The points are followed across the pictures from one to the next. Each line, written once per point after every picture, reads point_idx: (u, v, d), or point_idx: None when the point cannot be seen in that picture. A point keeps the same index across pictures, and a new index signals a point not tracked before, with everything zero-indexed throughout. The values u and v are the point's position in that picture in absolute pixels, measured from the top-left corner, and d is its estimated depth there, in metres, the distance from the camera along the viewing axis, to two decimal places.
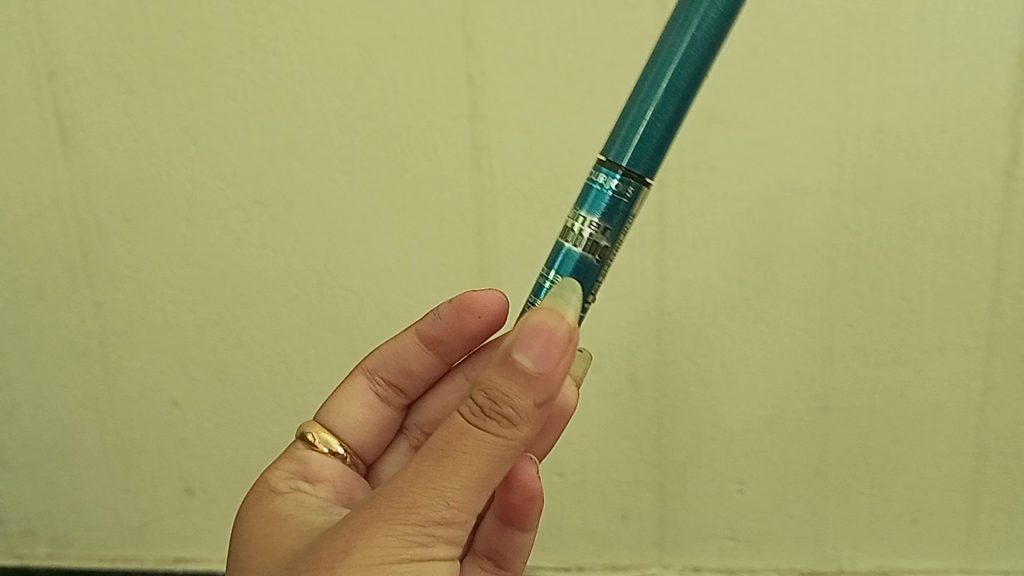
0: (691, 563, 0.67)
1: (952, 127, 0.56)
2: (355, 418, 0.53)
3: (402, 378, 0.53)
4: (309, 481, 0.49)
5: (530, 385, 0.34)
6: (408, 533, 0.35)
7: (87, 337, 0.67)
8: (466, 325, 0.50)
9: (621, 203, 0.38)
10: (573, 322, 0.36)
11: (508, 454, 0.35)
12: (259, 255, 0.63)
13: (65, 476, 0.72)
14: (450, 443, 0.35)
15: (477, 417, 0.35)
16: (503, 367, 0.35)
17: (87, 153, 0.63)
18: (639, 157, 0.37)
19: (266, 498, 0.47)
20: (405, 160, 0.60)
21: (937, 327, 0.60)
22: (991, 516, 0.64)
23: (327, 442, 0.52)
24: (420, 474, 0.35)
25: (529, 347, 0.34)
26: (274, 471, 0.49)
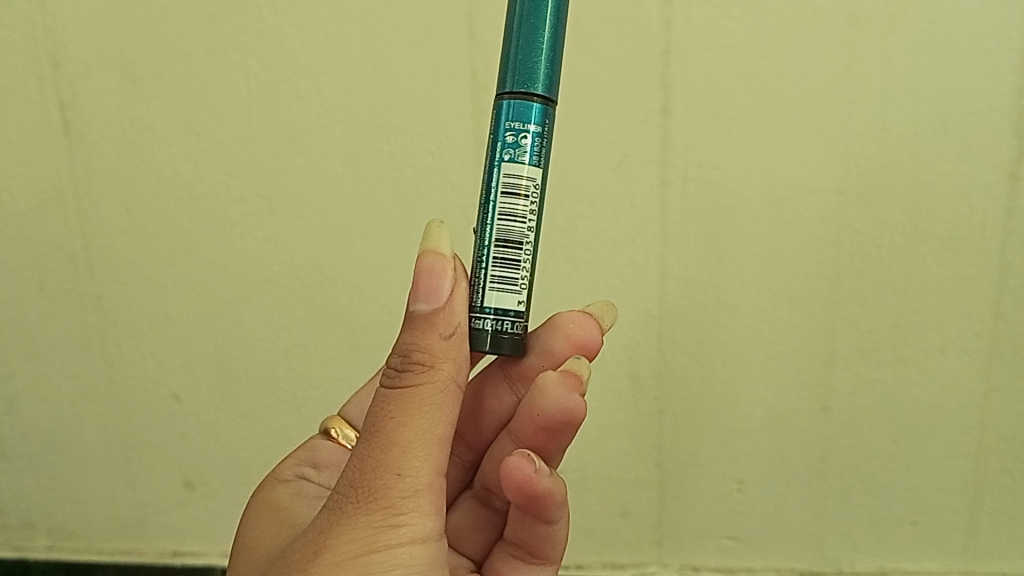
0: (690, 562, 0.67)
1: (957, 127, 0.56)
2: None
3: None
4: (316, 468, 0.51)
5: (430, 324, 0.36)
6: (374, 518, 0.36)
7: (88, 329, 0.67)
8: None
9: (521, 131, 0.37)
10: (450, 253, 0.37)
11: (442, 400, 0.37)
12: (262, 249, 0.63)
13: (65, 467, 0.72)
14: (380, 413, 0.37)
15: (398, 379, 0.37)
16: (408, 323, 0.37)
17: (89, 145, 0.62)
18: (525, 78, 0.37)
19: (266, 487, 0.50)
20: (408, 155, 0.60)
21: (939, 328, 0.60)
22: (991, 517, 0.64)
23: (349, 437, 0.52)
24: (364, 458, 0.36)
25: (416, 293, 0.36)
26: (285, 461, 0.51)
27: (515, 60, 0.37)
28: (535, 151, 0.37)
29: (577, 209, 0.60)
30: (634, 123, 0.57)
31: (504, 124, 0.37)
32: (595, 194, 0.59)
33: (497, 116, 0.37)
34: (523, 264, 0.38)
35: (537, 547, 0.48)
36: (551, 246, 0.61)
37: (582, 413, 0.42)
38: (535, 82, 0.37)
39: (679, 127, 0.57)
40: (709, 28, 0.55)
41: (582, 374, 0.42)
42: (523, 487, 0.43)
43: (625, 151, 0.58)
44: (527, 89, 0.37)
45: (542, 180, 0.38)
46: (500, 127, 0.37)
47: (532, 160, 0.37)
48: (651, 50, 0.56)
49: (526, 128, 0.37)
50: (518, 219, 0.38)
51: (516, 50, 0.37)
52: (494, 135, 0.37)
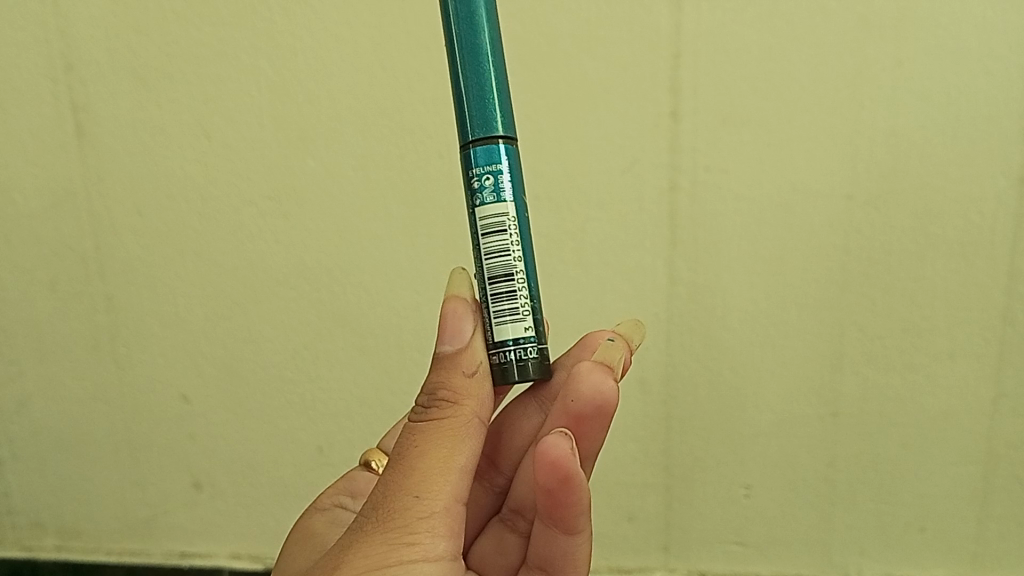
0: (697, 567, 0.67)
1: (966, 133, 0.56)
2: None
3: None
4: (354, 496, 0.53)
5: (454, 362, 0.37)
6: (389, 538, 0.36)
7: (98, 330, 0.68)
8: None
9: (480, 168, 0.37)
10: (470, 296, 0.39)
11: (464, 435, 0.37)
12: (271, 251, 0.63)
13: (74, 467, 0.72)
14: (406, 442, 0.38)
15: (426, 413, 0.38)
16: (435, 363, 0.38)
17: (102, 146, 0.63)
18: (475, 119, 0.37)
19: (308, 515, 0.52)
20: (418, 157, 0.60)
21: (948, 333, 0.60)
22: (999, 525, 0.63)
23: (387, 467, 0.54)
24: (388, 482, 0.37)
25: (442, 334, 0.38)
26: (324, 491, 0.54)
27: (464, 109, 0.37)
28: (499, 187, 0.37)
29: (585, 213, 0.60)
30: (644, 126, 0.58)
31: (465, 174, 0.37)
32: (604, 198, 0.59)
33: (463, 164, 0.37)
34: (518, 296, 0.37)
35: (559, 567, 0.45)
36: (561, 250, 0.61)
37: (614, 398, 0.42)
38: (484, 125, 0.37)
39: (688, 131, 0.57)
40: (719, 32, 0.55)
41: (615, 358, 0.43)
42: (559, 463, 0.39)
43: (635, 154, 0.58)
44: (479, 130, 0.37)
45: (521, 212, 0.37)
46: (466, 175, 0.37)
47: (500, 195, 0.37)
48: (661, 54, 0.56)
49: (480, 171, 0.37)
50: (499, 256, 0.37)
51: (460, 98, 0.37)
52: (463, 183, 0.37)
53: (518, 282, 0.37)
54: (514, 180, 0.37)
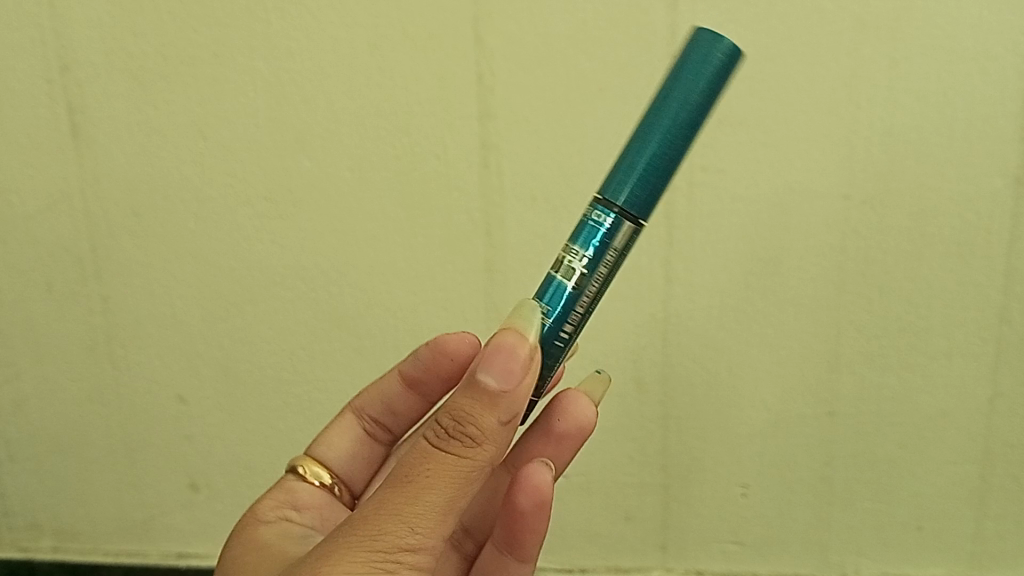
0: (694, 566, 0.68)
1: (963, 133, 0.56)
2: (345, 451, 0.54)
3: (388, 416, 0.55)
4: (297, 509, 0.51)
5: (493, 404, 0.36)
6: (373, 560, 0.35)
7: (95, 331, 0.68)
8: (443, 366, 0.51)
9: (619, 244, 0.38)
10: (535, 341, 0.37)
11: (472, 474, 0.36)
12: (268, 253, 0.63)
13: (71, 469, 0.72)
14: (415, 465, 0.36)
15: (442, 441, 0.36)
16: (466, 389, 0.36)
17: (97, 148, 0.62)
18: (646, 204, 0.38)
19: (251, 528, 0.50)
20: (415, 159, 0.60)
21: (945, 334, 0.60)
22: (995, 523, 0.64)
23: (317, 474, 0.54)
24: (385, 501, 0.36)
25: (490, 366, 0.36)
26: (261, 502, 0.51)
27: (646, 190, 0.38)
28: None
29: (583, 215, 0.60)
30: None
31: (616, 242, 0.38)
32: None
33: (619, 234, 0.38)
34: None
35: None
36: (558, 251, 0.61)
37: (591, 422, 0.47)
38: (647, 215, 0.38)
39: None
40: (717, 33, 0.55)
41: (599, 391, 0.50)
42: None
43: None
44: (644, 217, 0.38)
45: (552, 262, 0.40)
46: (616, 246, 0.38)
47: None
48: (656, 54, 0.56)
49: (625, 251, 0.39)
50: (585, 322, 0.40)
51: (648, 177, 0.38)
52: (612, 250, 0.38)
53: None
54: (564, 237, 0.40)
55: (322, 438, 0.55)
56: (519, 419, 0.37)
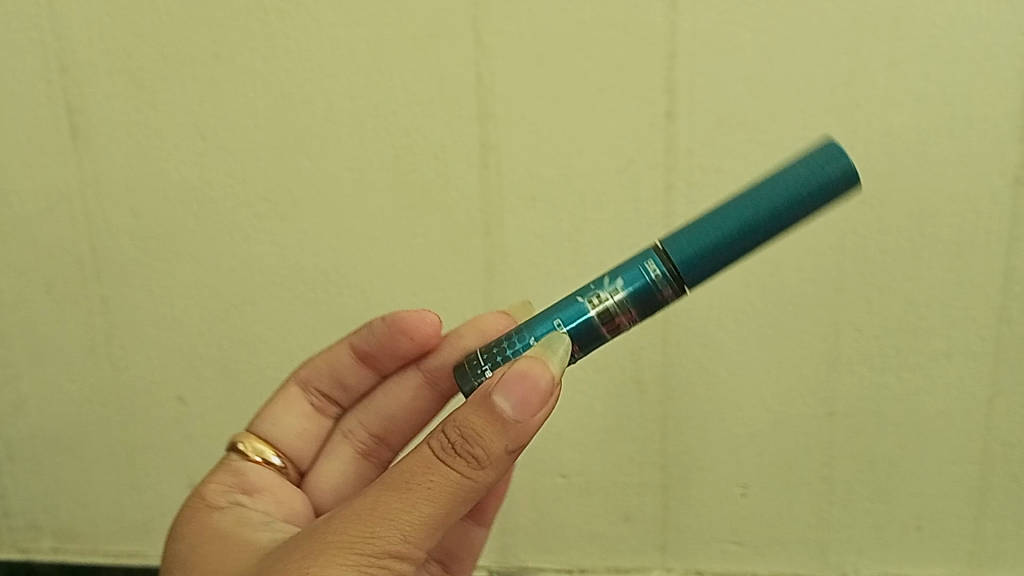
0: (694, 566, 0.68)
1: (962, 133, 0.56)
2: (292, 427, 0.53)
3: (335, 388, 0.53)
4: (246, 493, 0.47)
5: (504, 430, 0.35)
6: (364, 562, 0.35)
7: (94, 332, 0.68)
8: (398, 343, 0.50)
9: (655, 295, 0.40)
10: (555, 371, 0.37)
11: (470, 494, 0.36)
12: (268, 254, 0.63)
13: (71, 469, 0.72)
14: (416, 473, 0.36)
15: (446, 454, 0.36)
16: (477, 406, 0.36)
17: (97, 148, 0.62)
18: (694, 272, 0.39)
19: (201, 516, 0.44)
20: (414, 159, 0.60)
21: (944, 333, 0.60)
22: (995, 523, 0.64)
23: (259, 451, 0.51)
24: (380, 503, 0.36)
25: (509, 392, 0.35)
26: (207, 485, 0.47)
27: (700, 261, 0.39)
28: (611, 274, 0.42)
29: (582, 215, 0.60)
30: (640, 126, 0.57)
31: (655, 295, 0.40)
32: (600, 199, 0.59)
33: (660, 287, 0.40)
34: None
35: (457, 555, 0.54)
36: (557, 251, 0.61)
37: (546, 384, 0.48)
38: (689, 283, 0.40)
39: (684, 131, 0.57)
40: (716, 32, 0.55)
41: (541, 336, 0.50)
42: None
43: (630, 155, 0.58)
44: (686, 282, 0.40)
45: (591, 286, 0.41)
46: (653, 298, 0.40)
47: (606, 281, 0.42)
48: (655, 54, 0.56)
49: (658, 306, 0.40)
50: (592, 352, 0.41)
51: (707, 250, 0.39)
52: (647, 299, 0.40)
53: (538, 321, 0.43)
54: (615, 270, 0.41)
55: (267, 414, 0.53)
56: (524, 448, 0.37)
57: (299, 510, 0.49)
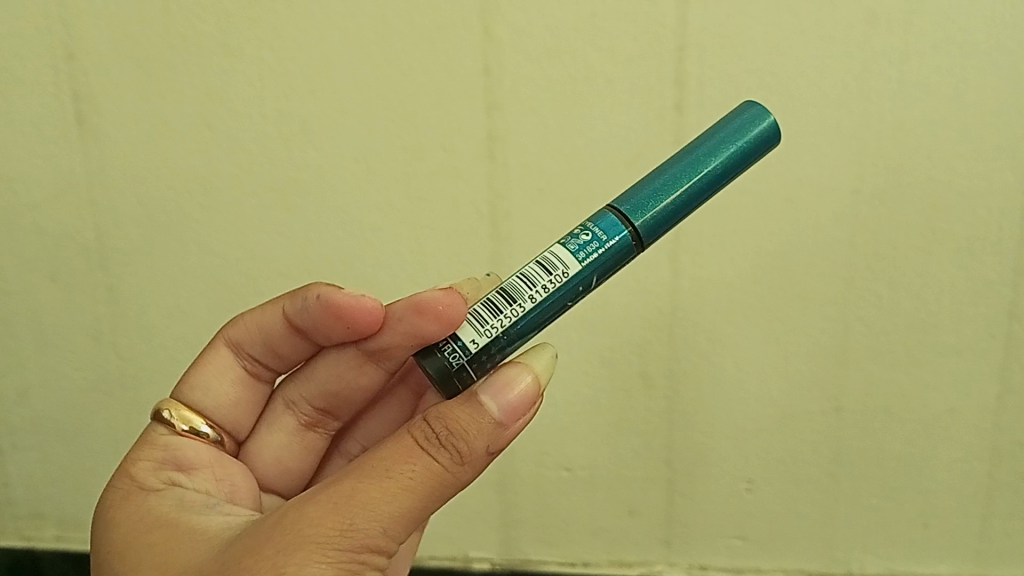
0: (698, 561, 0.68)
1: (975, 129, 0.55)
2: (225, 397, 0.49)
3: (268, 355, 0.49)
4: (182, 470, 0.45)
5: (488, 431, 0.37)
6: (343, 555, 0.34)
7: (99, 321, 0.67)
8: (333, 327, 0.44)
9: (621, 264, 0.39)
10: (540, 371, 0.39)
11: (448, 490, 0.37)
12: (274, 243, 0.63)
13: (75, 457, 0.72)
14: (399, 461, 0.36)
15: (430, 445, 0.36)
16: (463, 404, 0.37)
17: (103, 136, 0.62)
18: (655, 234, 0.39)
19: (135, 498, 0.43)
20: (421, 150, 0.59)
21: (954, 330, 0.59)
22: (1003, 521, 0.64)
23: (187, 419, 0.47)
24: (359, 491, 0.35)
25: (497, 395, 0.37)
26: (137, 464, 0.44)
27: (660, 223, 0.39)
28: (589, 255, 0.38)
29: (589, 208, 0.60)
30: (649, 120, 0.57)
31: (624, 262, 0.39)
32: (607, 190, 0.59)
33: (627, 250, 0.39)
34: (503, 313, 0.38)
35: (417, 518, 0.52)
36: None
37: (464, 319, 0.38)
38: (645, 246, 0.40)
39: (694, 124, 0.57)
40: (728, 25, 0.55)
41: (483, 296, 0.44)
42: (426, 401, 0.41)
43: (639, 147, 0.58)
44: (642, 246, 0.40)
45: (574, 278, 0.38)
46: (620, 263, 0.39)
47: (578, 252, 0.38)
48: (665, 47, 0.55)
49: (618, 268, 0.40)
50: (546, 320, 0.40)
51: (667, 211, 0.39)
52: (618, 264, 0.39)
53: (509, 298, 0.38)
54: (596, 260, 0.38)
55: (196, 381, 0.49)
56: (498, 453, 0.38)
57: (240, 486, 0.47)
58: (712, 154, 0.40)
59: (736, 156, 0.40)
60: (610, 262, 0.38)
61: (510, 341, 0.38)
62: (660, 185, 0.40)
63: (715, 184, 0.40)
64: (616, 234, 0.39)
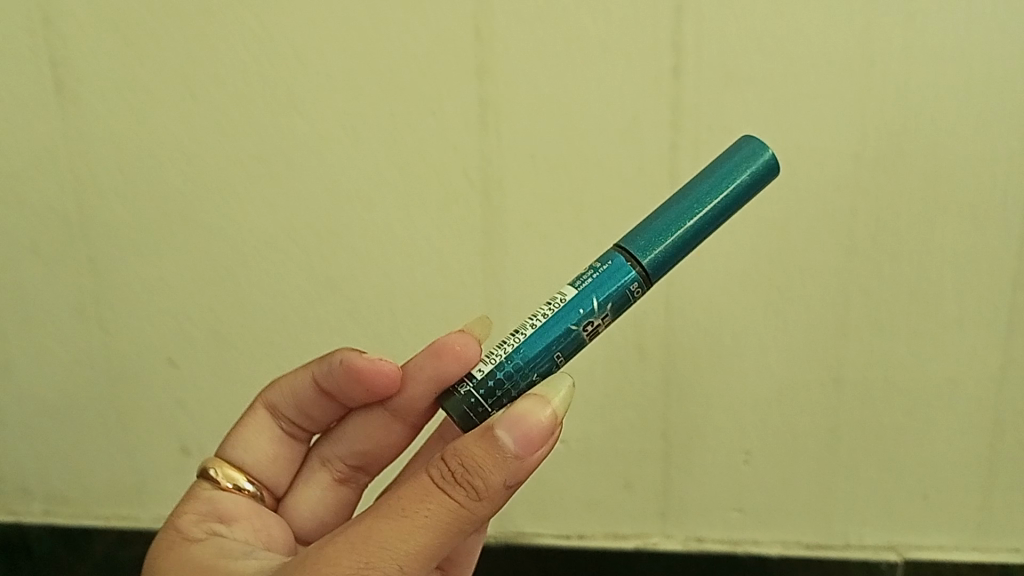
0: (694, 533, 0.67)
1: (982, 93, 0.53)
2: (265, 455, 0.49)
3: (303, 417, 0.49)
4: (223, 521, 0.44)
5: (504, 464, 0.34)
6: None
7: (82, 293, 0.66)
8: (355, 390, 0.45)
9: (624, 289, 0.38)
10: (557, 407, 0.36)
11: (466, 526, 0.35)
12: (259, 213, 0.61)
13: (60, 432, 0.71)
14: (414, 501, 0.35)
15: (444, 482, 0.35)
16: (477, 437, 0.35)
17: (82, 103, 0.60)
18: (656, 257, 0.39)
19: (179, 550, 0.42)
20: (410, 116, 0.58)
21: (957, 300, 0.58)
22: (1004, 493, 0.63)
23: (231, 477, 0.47)
24: (374, 532, 0.34)
25: (512, 427, 0.34)
26: (182, 517, 0.44)
27: (659, 246, 0.39)
28: (584, 280, 0.39)
29: (583, 177, 0.58)
30: (645, 85, 0.55)
31: (628, 286, 0.39)
32: (602, 157, 0.57)
33: (626, 273, 0.39)
34: (506, 343, 0.38)
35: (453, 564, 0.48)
36: (556, 214, 0.59)
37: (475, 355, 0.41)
38: (652, 272, 0.39)
39: (692, 89, 0.55)
40: None
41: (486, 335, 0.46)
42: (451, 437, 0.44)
43: (634, 113, 0.56)
44: (646, 271, 0.39)
45: (571, 301, 0.38)
46: (624, 287, 0.38)
47: (575, 281, 0.39)
48: (663, 9, 0.54)
49: (630, 298, 0.39)
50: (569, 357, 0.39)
51: (664, 235, 0.39)
52: (621, 286, 0.38)
53: (512, 334, 0.39)
54: (591, 283, 0.38)
55: (236, 440, 0.48)
56: (522, 484, 0.36)
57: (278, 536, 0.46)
58: (712, 183, 0.40)
59: (735, 181, 0.40)
60: (608, 284, 0.38)
61: (516, 367, 0.38)
62: (655, 215, 0.40)
63: (717, 209, 0.40)
64: (612, 260, 0.39)
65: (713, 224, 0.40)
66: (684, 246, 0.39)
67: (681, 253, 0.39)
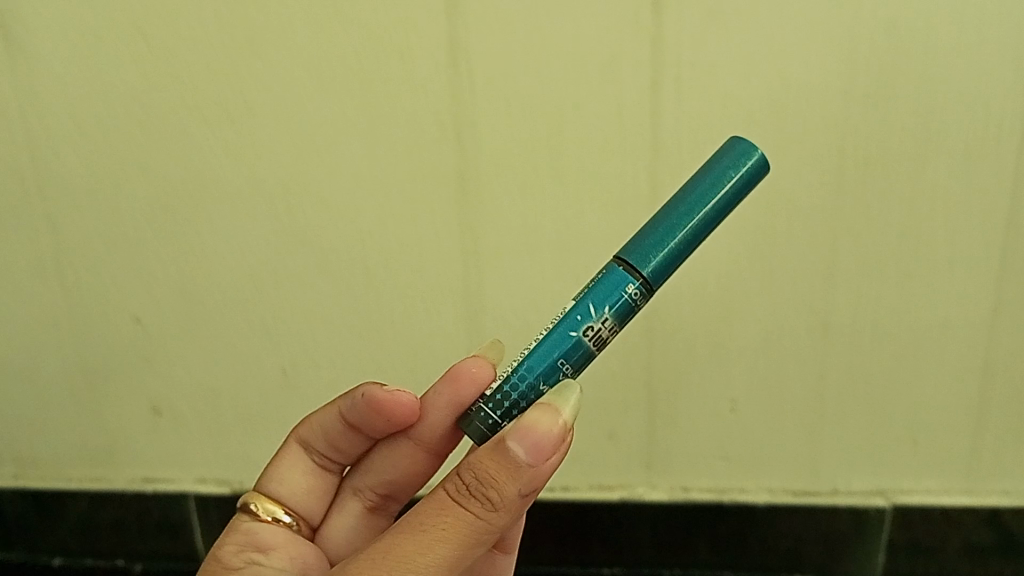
0: (680, 483, 0.66)
1: (975, 22, 0.51)
2: (300, 487, 0.47)
3: (335, 451, 0.47)
4: (261, 551, 0.43)
5: (517, 474, 0.34)
6: None
7: (41, 250, 0.63)
8: (378, 423, 0.44)
9: (623, 293, 0.37)
10: (568, 418, 0.35)
11: (485, 535, 0.35)
12: (221, 163, 0.58)
13: (25, 395, 0.69)
14: (432, 515, 0.34)
15: (460, 496, 0.34)
16: (490, 449, 0.34)
17: (30, 50, 0.57)
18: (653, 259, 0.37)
19: None
20: (376, 58, 0.55)
21: (949, 241, 0.56)
22: (995, 436, 0.62)
23: (271, 511, 0.46)
24: (394, 548, 0.34)
25: (522, 437, 0.34)
26: (222, 549, 0.43)
27: (654, 246, 0.37)
28: (581, 291, 0.38)
29: (560, 120, 0.55)
30: (623, 20, 0.52)
31: (625, 290, 0.37)
32: (579, 98, 0.54)
33: (622, 278, 0.37)
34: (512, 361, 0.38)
35: None
36: (533, 158, 0.56)
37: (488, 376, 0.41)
38: (651, 273, 0.37)
39: (672, 23, 0.52)
40: None
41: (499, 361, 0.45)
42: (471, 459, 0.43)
43: (612, 49, 0.53)
44: (645, 272, 0.37)
45: (570, 311, 0.37)
46: (621, 291, 0.37)
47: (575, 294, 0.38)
48: None
49: (632, 302, 0.37)
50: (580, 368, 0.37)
51: (658, 234, 0.37)
52: (618, 291, 0.37)
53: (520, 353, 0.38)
54: (587, 292, 0.37)
55: (274, 474, 0.47)
56: (538, 491, 0.35)
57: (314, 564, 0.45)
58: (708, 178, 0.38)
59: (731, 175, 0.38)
60: (602, 291, 0.37)
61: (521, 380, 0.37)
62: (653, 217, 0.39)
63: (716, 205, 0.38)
64: (609, 269, 0.38)
65: (714, 220, 0.38)
66: (684, 245, 0.37)
67: (682, 251, 0.38)
